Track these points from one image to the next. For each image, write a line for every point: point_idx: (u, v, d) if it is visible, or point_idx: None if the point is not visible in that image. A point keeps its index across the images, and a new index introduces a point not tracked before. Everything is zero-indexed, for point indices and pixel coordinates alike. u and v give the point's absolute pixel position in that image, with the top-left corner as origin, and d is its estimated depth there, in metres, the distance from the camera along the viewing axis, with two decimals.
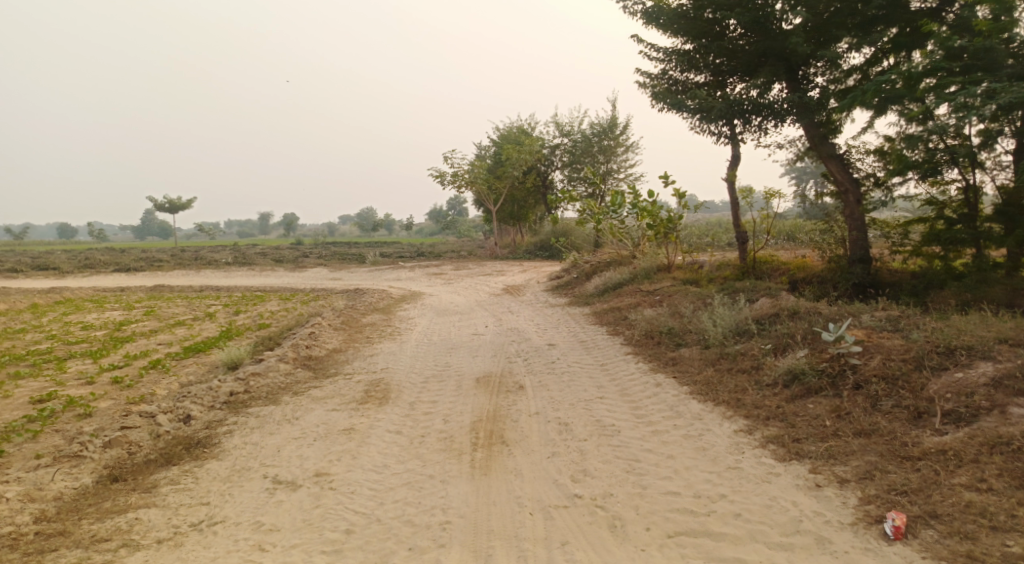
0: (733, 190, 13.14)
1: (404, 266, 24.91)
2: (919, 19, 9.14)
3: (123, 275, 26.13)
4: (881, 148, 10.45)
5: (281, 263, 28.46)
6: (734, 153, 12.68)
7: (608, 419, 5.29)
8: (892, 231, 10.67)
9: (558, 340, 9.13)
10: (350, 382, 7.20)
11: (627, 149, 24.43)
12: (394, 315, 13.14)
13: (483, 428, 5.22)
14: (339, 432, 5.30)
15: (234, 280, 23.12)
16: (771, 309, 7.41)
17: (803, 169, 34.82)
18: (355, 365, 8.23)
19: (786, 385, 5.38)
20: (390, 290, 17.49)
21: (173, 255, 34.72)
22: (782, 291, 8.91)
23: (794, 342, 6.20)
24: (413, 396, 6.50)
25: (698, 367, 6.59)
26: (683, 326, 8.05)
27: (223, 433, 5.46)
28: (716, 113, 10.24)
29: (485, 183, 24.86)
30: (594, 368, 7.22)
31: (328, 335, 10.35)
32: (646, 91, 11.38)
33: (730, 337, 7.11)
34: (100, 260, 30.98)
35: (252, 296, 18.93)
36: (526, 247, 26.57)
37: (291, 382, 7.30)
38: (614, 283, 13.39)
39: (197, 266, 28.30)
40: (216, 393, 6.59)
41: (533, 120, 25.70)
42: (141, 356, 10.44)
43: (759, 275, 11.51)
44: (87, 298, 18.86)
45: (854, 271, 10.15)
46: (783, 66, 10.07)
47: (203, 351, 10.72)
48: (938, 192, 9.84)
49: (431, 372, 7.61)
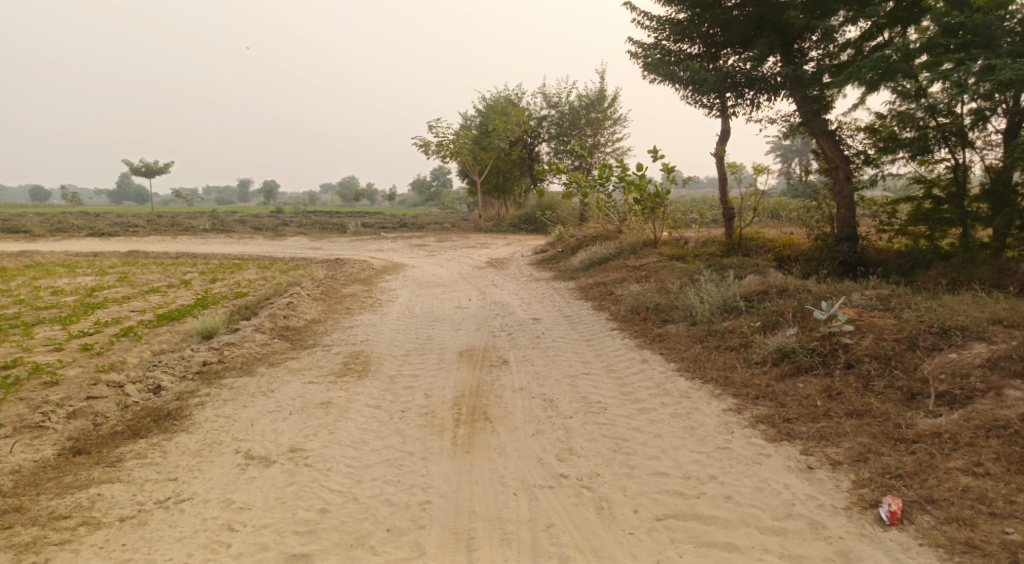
0: (721, 166, 12.98)
1: (387, 236, 24.54)
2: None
3: (96, 239, 25.41)
4: (872, 125, 10.31)
5: (261, 232, 27.86)
6: (724, 128, 12.49)
7: (594, 396, 5.17)
8: (880, 210, 10.59)
9: (543, 314, 8.98)
10: (329, 354, 6.99)
11: (615, 122, 24.09)
12: (376, 286, 12.88)
13: (465, 403, 5.07)
14: (316, 406, 5.11)
15: (211, 247, 22.57)
16: (760, 286, 7.31)
17: (790, 148, 34.73)
18: (334, 336, 8.01)
19: (776, 364, 5.29)
20: (371, 260, 17.18)
21: (149, 221, 33.87)
22: (769, 269, 8.81)
23: (784, 320, 6.11)
24: (393, 369, 6.32)
25: (686, 343, 6.48)
26: (670, 302, 7.93)
27: (194, 405, 5.22)
28: (709, 85, 10.00)
29: (470, 154, 24.44)
30: (580, 344, 7.08)
31: (307, 305, 10.08)
32: (638, 61, 11.08)
33: (718, 314, 7.00)
34: (73, 224, 30.09)
35: (230, 264, 18.48)
36: (510, 219, 26.30)
37: (267, 353, 7.06)
38: (600, 257, 13.25)
39: (174, 232, 27.62)
40: (188, 363, 6.34)
41: (520, 90, 25.21)
42: (112, 323, 10.09)
43: (746, 252, 11.41)
44: (57, 262, 18.30)
45: (841, 249, 10.05)
46: (778, 38, 9.82)
47: (177, 319, 10.39)
48: (926, 170, 9.70)
49: (412, 345, 7.42)
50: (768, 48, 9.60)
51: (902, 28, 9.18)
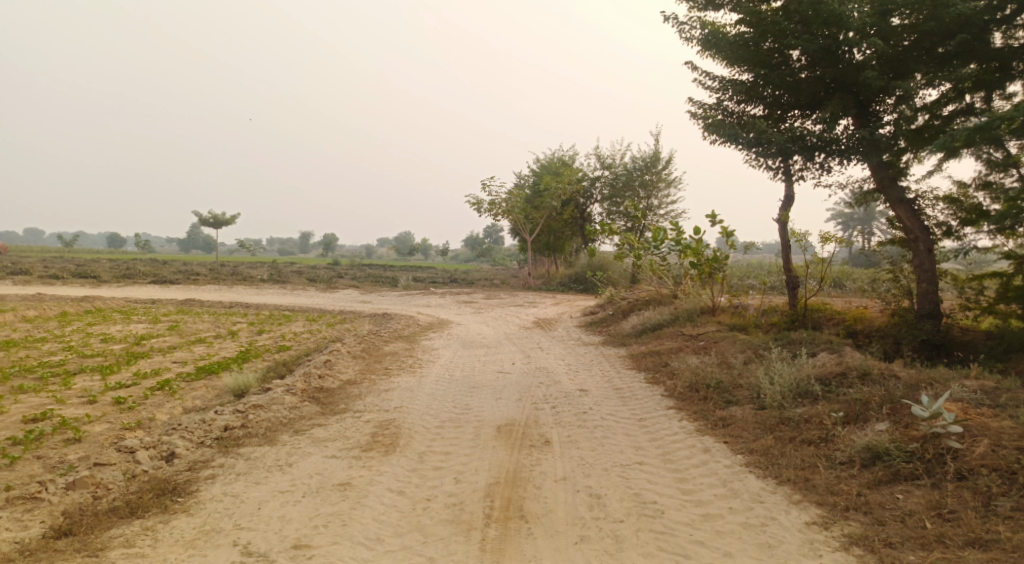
0: (785, 232, 12.21)
1: (435, 292, 24.45)
2: (1005, 57, 8.24)
3: (158, 286, 26.29)
4: (952, 195, 9.42)
5: (314, 283, 28.32)
6: (787, 193, 11.81)
7: (648, 494, 4.45)
8: (965, 285, 9.56)
9: (591, 385, 8.28)
10: (358, 422, 6.52)
11: (669, 184, 23.59)
12: (418, 345, 12.48)
13: (499, 494, 4.44)
14: (333, 488, 4.58)
15: (264, 298, 22.88)
16: (838, 368, 6.47)
17: (851, 215, 33.31)
18: (367, 401, 7.54)
19: (866, 468, 4.46)
20: (417, 317, 16.89)
21: (212, 269, 35.13)
22: (845, 346, 7.94)
23: (871, 413, 5.27)
24: (424, 445, 5.77)
25: (753, 431, 5.70)
26: (733, 380, 7.15)
27: (204, 479, 4.84)
28: (774, 146, 9.41)
29: (522, 213, 24.36)
30: (631, 424, 6.36)
31: (345, 364, 9.71)
32: (697, 122, 10.63)
33: (790, 399, 6.18)
34: (141, 272, 31.39)
35: (280, 315, 18.55)
36: (560, 278, 25.83)
37: (295, 418, 6.66)
38: (653, 324, 12.52)
39: (232, 282, 28.41)
40: (209, 428, 6.03)
41: (574, 151, 25.18)
42: (152, 375, 9.98)
43: (813, 324, 10.49)
44: (118, 309, 18.80)
45: (923, 326, 8.95)
46: (851, 99, 9.18)
47: (215, 373, 10.20)
48: (1017, 246, 8.74)
49: (448, 415, 6.85)
50: (840, 108, 8.99)
51: (988, 93, 8.44)
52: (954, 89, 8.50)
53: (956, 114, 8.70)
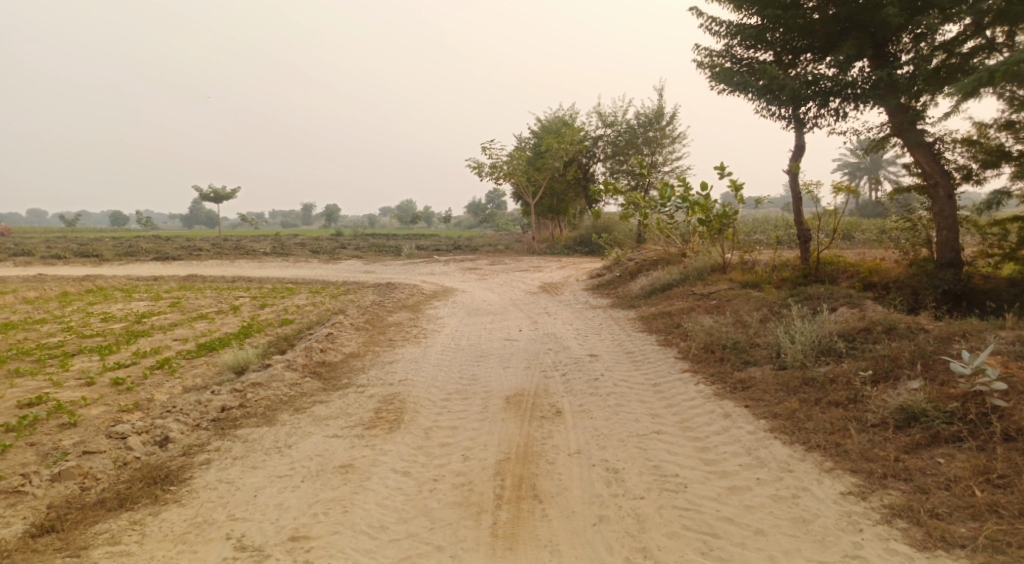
0: (796, 184, 11.74)
1: (439, 259, 24.15)
2: None
3: (160, 263, 26.04)
4: (970, 136, 8.86)
5: (317, 255, 27.99)
6: (798, 143, 11.29)
7: (668, 466, 4.17)
8: (986, 230, 9.16)
9: (602, 350, 7.98)
10: (361, 398, 6.27)
11: (674, 140, 22.86)
12: (423, 313, 12.19)
13: (510, 472, 4.17)
14: (333, 470, 4.34)
15: (267, 271, 22.62)
16: (862, 323, 6.12)
17: (858, 164, 32.52)
18: (370, 374, 7.29)
19: (901, 430, 4.16)
20: (422, 285, 16.59)
21: (214, 244, 34.91)
22: (865, 299, 7.57)
23: (902, 370, 4.95)
24: (430, 420, 5.51)
25: (775, 393, 5.40)
26: (751, 340, 6.82)
27: (199, 464, 4.66)
28: (786, 93, 8.86)
29: (524, 175, 23.81)
30: (646, 390, 6.07)
31: (347, 336, 9.44)
32: (704, 71, 10.07)
33: (812, 358, 5.85)
34: (144, 249, 31.12)
35: (282, 288, 18.30)
36: (565, 241, 25.40)
37: (296, 396, 6.43)
38: (662, 284, 12.18)
39: (234, 256, 28.13)
40: (205, 409, 5.81)
41: (574, 109, 24.43)
42: (152, 354, 9.76)
43: (827, 278, 10.13)
44: (119, 287, 18.57)
45: (945, 276, 8.56)
46: (866, 39, 8.55)
47: (216, 350, 9.97)
48: None
49: (454, 387, 6.59)
50: (854, 50, 8.37)
51: (1011, 27, 7.80)
52: (974, 25, 7.88)
53: (976, 52, 8.13)
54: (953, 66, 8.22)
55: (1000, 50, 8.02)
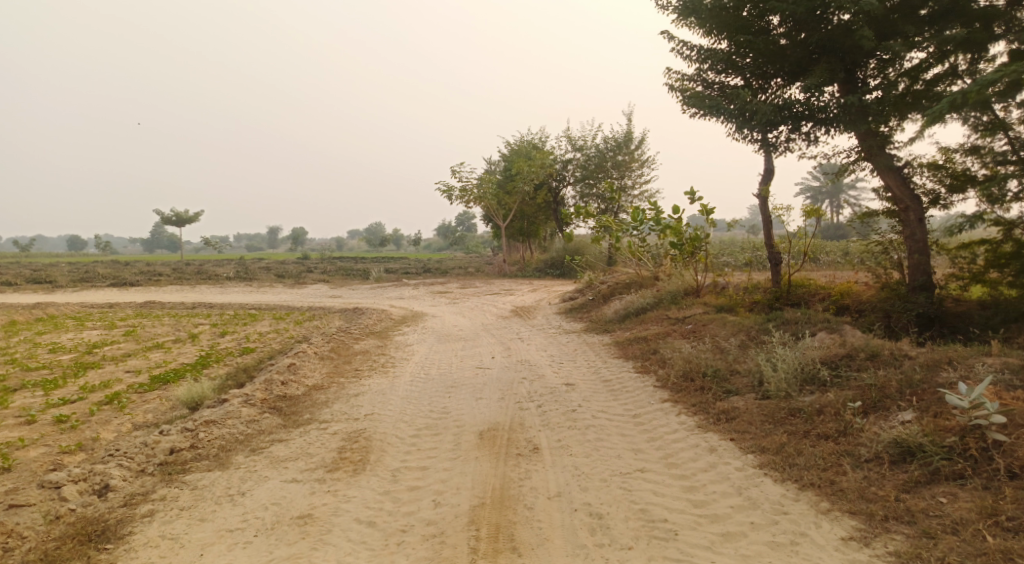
0: (766, 208, 11.79)
1: (408, 283, 23.72)
2: (988, 17, 7.68)
3: (116, 289, 24.94)
4: (936, 161, 8.97)
5: (282, 279, 27.20)
6: (767, 167, 11.34)
7: (656, 509, 3.91)
8: (955, 253, 9.23)
9: (578, 378, 7.71)
10: (324, 436, 5.85)
11: (642, 164, 23.04)
12: (392, 340, 11.74)
13: (486, 520, 3.86)
14: (291, 522, 3.96)
15: (229, 297, 21.81)
16: (844, 349, 6.00)
17: (818, 188, 33.32)
18: (335, 409, 6.86)
19: (898, 466, 4.05)
20: (391, 310, 16.13)
21: (176, 269, 33.75)
22: (842, 324, 7.50)
23: (891, 400, 4.84)
24: (399, 460, 5.13)
25: (761, 425, 5.20)
26: (731, 368, 6.64)
27: (140, 516, 4.20)
28: (758, 117, 8.84)
29: (494, 198, 23.67)
30: (626, 423, 5.81)
31: (311, 366, 8.97)
32: (675, 95, 10.06)
33: (796, 387, 5.68)
34: (101, 274, 29.83)
35: (245, 315, 17.61)
36: (535, 264, 25.25)
37: (253, 434, 5.97)
38: (636, 308, 12.02)
39: (196, 281, 27.18)
40: (152, 452, 5.30)
41: (544, 134, 24.49)
42: (100, 388, 9.11)
43: (799, 302, 10.09)
44: (71, 315, 17.64)
45: (917, 299, 8.54)
46: (837, 64, 8.60)
47: (171, 382, 9.37)
48: (1005, 211, 8.37)
49: (424, 421, 6.22)
50: (826, 74, 8.40)
51: (973, 54, 7.92)
52: (936, 53, 8.03)
53: (941, 78, 8.23)
54: (918, 92, 8.28)
55: (963, 76, 8.11)
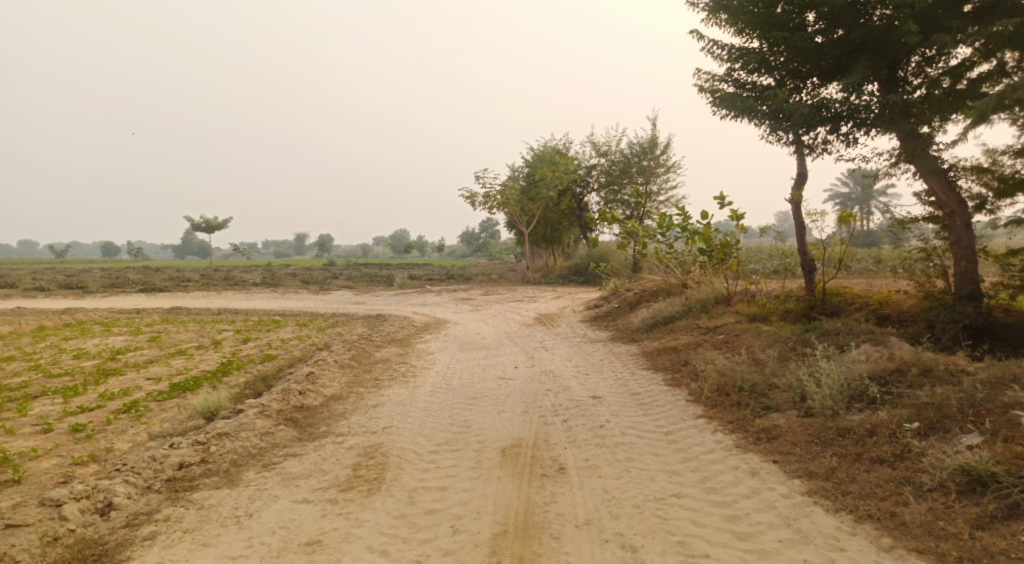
0: (799, 213, 11.28)
1: (431, 290, 23.52)
2: None
3: (144, 295, 25.18)
4: (981, 164, 8.30)
5: (307, 286, 27.22)
6: (800, 170, 10.85)
7: (695, 543, 3.59)
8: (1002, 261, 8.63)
9: (605, 391, 7.34)
10: (338, 450, 5.59)
11: (668, 169, 22.56)
12: (413, 349, 11.49)
13: (508, 552, 3.58)
14: (298, 549, 3.75)
15: (254, 303, 21.82)
16: (894, 364, 5.54)
17: (848, 194, 32.33)
18: (352, 421, 6.60)
19: (966, 498, 3.64)
20: (413, 317, 15.90)
21: (204, 275, 34.11)
22: (888, 335, 7.01)
23: (953, 422, 4.40)
24: (415, 479, 4.84)
25: (807, 445, 4.80)
26: (770, 382, 6.22)
27: (141, 540, 4.02)
28: (795, 118, 8.36)
29: (517, 204, 23.41)
30: (658, 440, 5.44)
31: (331, 375, 8.74)
32: (705, 96, 9.66)
33: (842, 404, 5.24)
34: (131, 280, 30.28)
35: (269, 321, 17.53)
36: (559, 270, 24.86)
37: (266, 448, 5.76)
38: (664, 316, 11.60)
39: (222, 287, 27.34)
40: (160, 466, 5.14)
41: (568, 139, 24.17)
42: (120, 396, 9.00)
43: (836, 311, 9.56)
44: (99, 321, 17.76)
45: (965, 309, 7.95)
46: (878, 61, 8.03)
47: (190, 390, 9.22)
48: None
49: (443, 436, 5.91)
50: (867, 72, 7.85)
51: None
52: (979, 50, 7.48)
53: (985, 77, 7.56)
54: (962, 92, 7.75)
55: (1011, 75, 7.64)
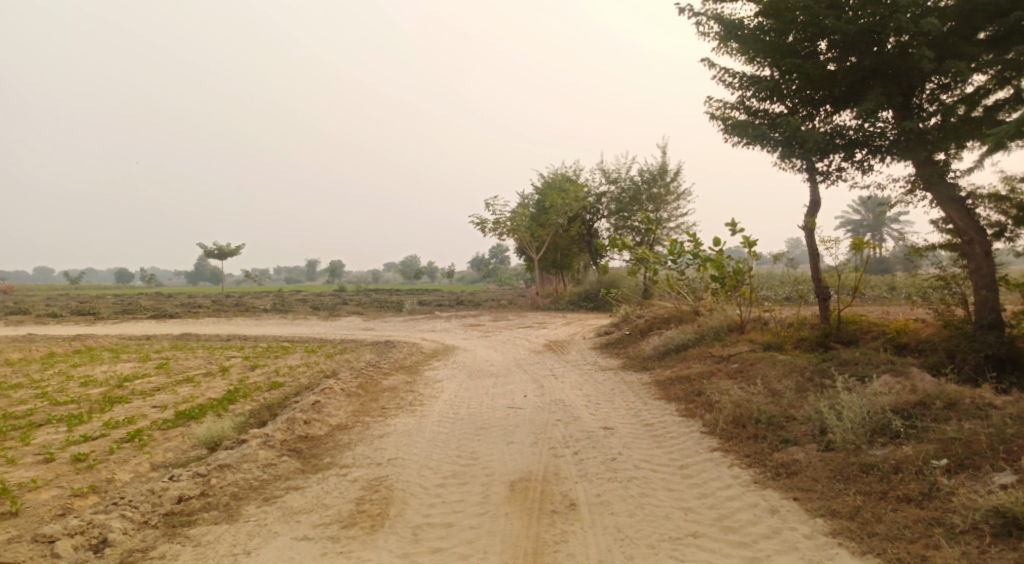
0: (812, 240, 11.13)
1: (440, 316, 23.42)
2: None
3: (155, 321, 25.23)
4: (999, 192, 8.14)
5: (316, 312, 27.20)
6: (813, 197, 10.74)
7: None
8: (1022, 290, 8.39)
9: (616, 421, 7.14)
10: (342, 483, 5.44)
11: (678, 197, 22.51)
12: (421, 376, 11.35)
13: None
14: None
15: (263, 329, 21.79)
16: (917, 397, 5.33)
17: (860, 221, 32.11)
18: (357, 452, 6.44)
19: (1002, 541, 3.42)
20: (421, 344, 15.77)
21: (215, 301, 34.26)
22: (909, 365, 6.79)
23: (984, 459, 4.18)
24: (420, 514, 4.67)
25: (829, 481, 4.59)
26: (788, 415, 6.01)
27: None
28: (808, 145, 8.26)
29: (527, 231, 23.40)
30: (672, 475, 5.25)
31: (337, 404, 8.60)
32: (716, 123, 9.61)
33: (865, 438, 5.04)
34: (143, 306, 30.45)
35: (277, 348, 17.46)
36: (569, 297, 24.72)
37: (268, 480, 5.62)
38: (676, 344, 11.39)
39: (233, 313, 27.37)
40: (158, 500, 5.01)
41: (578, 166, 24.26)
42: (124, 424, 8.90)
43: (851, 339, 9.34)
44: (108, 347, 17.76)
45: (986, 338, 7.66)
46: (892, 88, 7.97)
47: (196, 419, 9.10)
48: None
49: (450, 468, 5.74)
50: (881, 98, 7.79)
51: None
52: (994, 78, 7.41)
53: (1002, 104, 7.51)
54: (978, 119, 7.60)
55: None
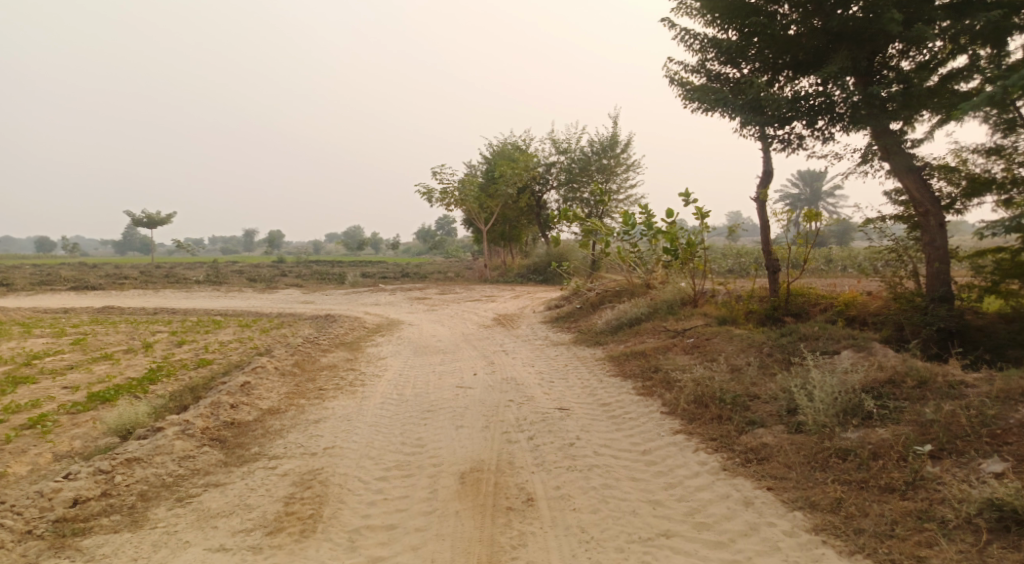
0: (763, 212, 10.96)
1: (385, 288, 22.56)
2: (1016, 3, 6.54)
3: (74, 293, 23.30)
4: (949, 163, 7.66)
5: (254, 284, 25.77)
6: (766, 168, 10.52)
7: None
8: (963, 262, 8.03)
9: (572, 401, 6.74)
10: (270, 477, 4.81)
11: (628, 169, 22.22)
12: (364, 353, 10.66)
13: None
14: None
15: (195, 303, 20.38)
16: (887, 374, 5.10)
17: (798, 195, 32.80)
18: (288, 440, 5.78)
19: (1000, 538, 3.20)
20: (365, 318, 14.98)
21: (144, 272, 32.13)
22: (867, 339, 6.63)
23: (968, 444, 3.96)
24: (359, 515, 4.12)
25: (804, 467, 4.30)
26: (751, 393, 5.72)
27: None
28: (769, 111, 7.90)
29: (475, 201, 22.69)
30: (636, 461, 4.88)
31: (270, 385, 7.85)
32: (674, 88, 9.17)
33: (837, 420, 4.76)
34: (62, 276, 28.24)
35: (209, 322, 16.26)
36: (517, 269, 24.25)
37: (182, 476, 4.92)
38: (629, 318, 11.09)
39: (163, 285, 25.63)
40: (47, 504, 4.26)
41: (527, 136, 23.63)
42: (24, 409, 7.88)
43: (801, 312, 9.18)
44: (18, 322, 16.13)
45: (938, 313, 7.29)
46: (856, 52, 7.52)
47: (110, 402, 8.16)
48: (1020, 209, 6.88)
49: (393, 458, 5.18)
50: (844, 65, 7.36)
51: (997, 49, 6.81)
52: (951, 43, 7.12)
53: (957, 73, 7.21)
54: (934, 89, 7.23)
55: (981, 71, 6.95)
